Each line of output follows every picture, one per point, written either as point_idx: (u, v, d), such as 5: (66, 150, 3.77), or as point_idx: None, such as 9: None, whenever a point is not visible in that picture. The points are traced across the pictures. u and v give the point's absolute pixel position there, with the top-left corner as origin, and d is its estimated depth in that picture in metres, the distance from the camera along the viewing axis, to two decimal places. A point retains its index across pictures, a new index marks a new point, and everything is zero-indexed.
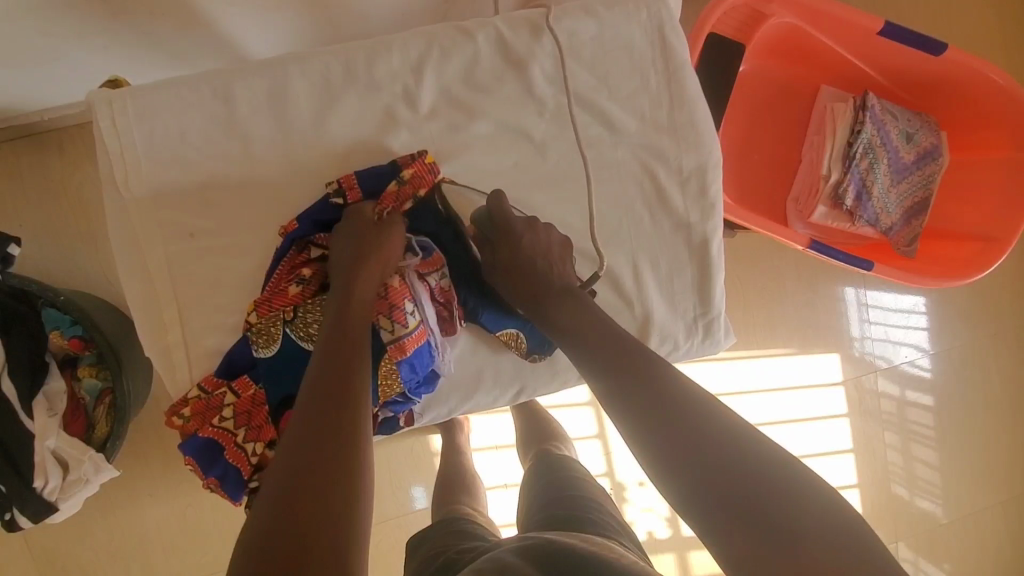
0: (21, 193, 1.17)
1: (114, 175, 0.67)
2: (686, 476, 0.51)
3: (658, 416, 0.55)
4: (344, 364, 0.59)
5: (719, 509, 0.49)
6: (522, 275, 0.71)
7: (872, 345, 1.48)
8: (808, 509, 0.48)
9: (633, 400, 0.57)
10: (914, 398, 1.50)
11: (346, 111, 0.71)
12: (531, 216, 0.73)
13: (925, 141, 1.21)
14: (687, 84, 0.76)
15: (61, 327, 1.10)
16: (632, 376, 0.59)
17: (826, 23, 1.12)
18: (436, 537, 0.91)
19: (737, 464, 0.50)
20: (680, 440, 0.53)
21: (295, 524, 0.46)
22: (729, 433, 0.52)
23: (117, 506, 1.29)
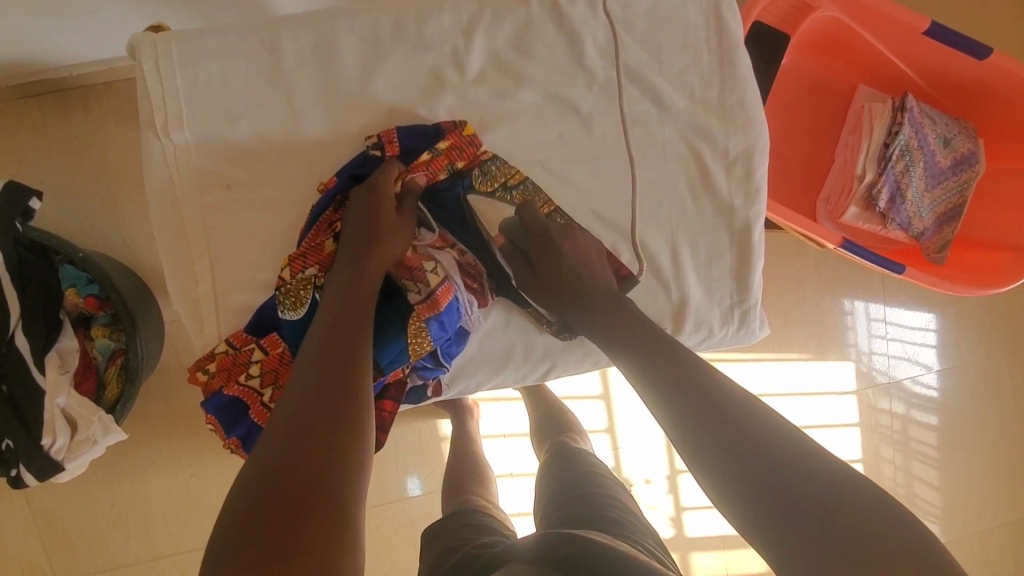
0: (43, 148, 1.15)
1: (154, 119, 0.65)
2: (719, 460, 0.52)
3: (692, 402, 0.56)
4: (355, 327, 0.59)
5: (751, 491, 0.49)
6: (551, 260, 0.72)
7: (877, 360, 1.46)
8: (849, 495, 0.47)
9: (669, 387, 0.58)
10: (918, 416, 1.48)
11: (393, 70, 0.69)
12: (568, 221, 0.74)
13: (962, 147, 1.19)
14: (739, 65, 0.75)
15: (78, 284, 1.09)
16: (668, 369, 0.60)
17: (871, 19, 1.10)
18: (452, 527, 0.89)
19: (783, 461, 0.50)
20: (722, 434, 0.53)
21: (291, 484, 0.47)
22: (764, 421, 0.53)
23: (119, 472, 1.27)
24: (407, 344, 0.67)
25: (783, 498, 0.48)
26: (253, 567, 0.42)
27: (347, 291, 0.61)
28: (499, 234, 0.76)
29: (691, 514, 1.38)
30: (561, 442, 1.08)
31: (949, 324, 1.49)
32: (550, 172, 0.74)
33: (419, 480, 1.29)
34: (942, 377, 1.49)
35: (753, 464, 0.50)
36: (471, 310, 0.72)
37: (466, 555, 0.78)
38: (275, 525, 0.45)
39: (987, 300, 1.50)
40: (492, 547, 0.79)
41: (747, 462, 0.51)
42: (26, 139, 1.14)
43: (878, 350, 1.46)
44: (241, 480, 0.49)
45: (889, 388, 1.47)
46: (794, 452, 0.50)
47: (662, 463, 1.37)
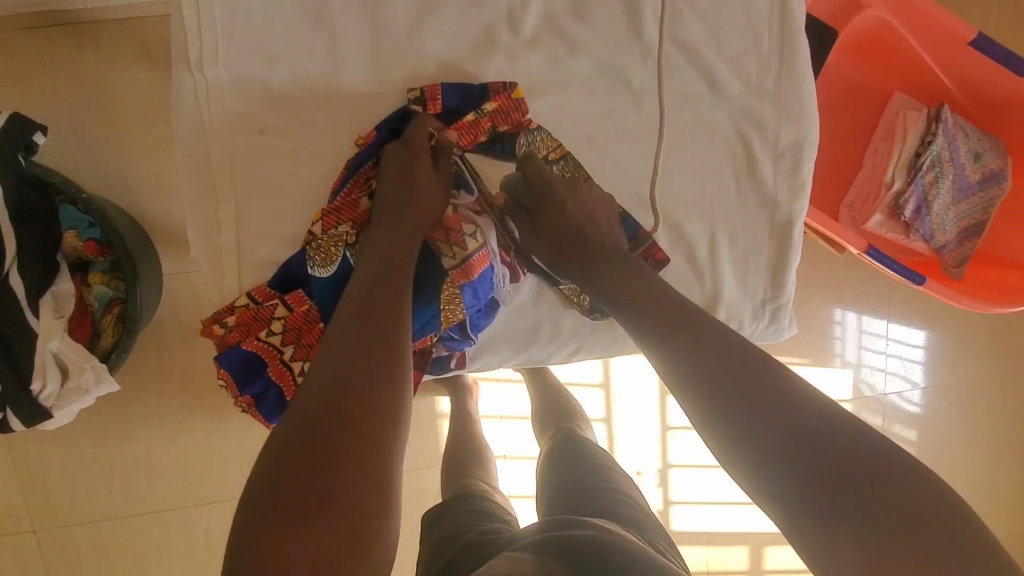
0: (49, 82, 1.09)
1: (188, 53, 0.61)
2: (764, 449, 0.48)
3: (728, 388, 0.51)
4: (393, 283, 0.56)
5: (779, 468, 0.47)
6: (565, 240, 0.66)
7: (873, 372, 1.47)
8: (884, 473, 0.44)
9: (690, 357, 0.55)
10: (905, 430, 1.50)
11: (445, 25, 0.66)
12: (571, 174, 0.69)
13: (992, 163, 1.18)
14: (799, 53, 0.72)
15: (78, 227, 1.04)
16: (686, 337, 0.56)
17: (919, 23, 1.08)
18: (455, 512, 0.86)
19: (813, 437, 0.47)
20: (747, 409, 0.50)
21: (323, 442, 0.46)
22: (805, 404, 0.49)
23: (107, 426, 1.24)
24: (438, 308, 0.65)
25: (825, 479, 0.45)
26: (288, 517, 0.43)
27: (391, 250, 0.59)
28: (499, 193, 0.71)
29: (678, 508, 1.38)
30: (566, 430, 1.04)
31: (951, 341, 1.49)
32: (595, 148, 0.72)
33: (412, 455, 1.27)
34: (937, 393, 1.50)
35: (804, 452, 0.47)
36: (504, 284, 0.70)
37: (468, 543, 0.75)
38: (308, 482, 0.44)
39: (992, 321, 1.51)
40: (495, 536, 0.75)
41: (785, 443, 0.48)
42: (32, 71, 1.08)
43: (877, 362, 1.47)
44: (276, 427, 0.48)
45: (882, 400, 1.48)
46: (848, 437, 0.47)
47: (656, 456, 1.36)
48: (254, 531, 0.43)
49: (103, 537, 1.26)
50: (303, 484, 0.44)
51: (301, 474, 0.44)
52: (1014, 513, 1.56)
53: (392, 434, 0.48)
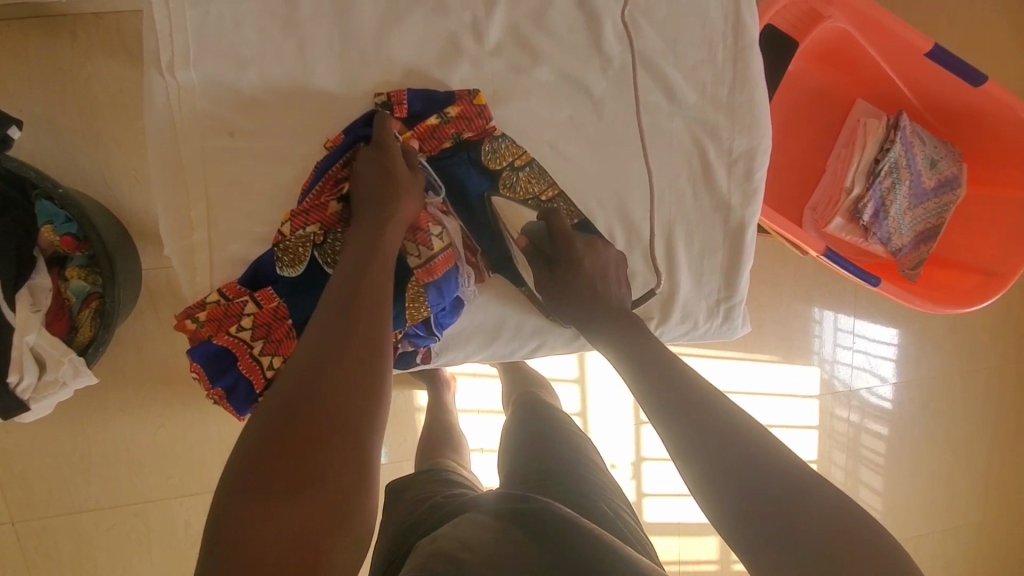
0: (24, 77, 1.10)
1: (159, 57, 0.63)
2: (709, 467, 0.53)
3: (682, 408, 0.57)
4: (372, 282, 0.58)
5: (743, 504, 0.50)
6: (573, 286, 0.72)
7: (840, 369, 1.52)
8: (838, 520, 0.47)
9: (672, 399, 0.59)
10: (870, 425, 1.55)
11: (411, 33, 0.69)
12: (593, 235, 0.74)
13: (947, 170, 1.23)
14: (752, 64, 0.76)
15: (55, 222, 1.06)
16: (666, 382, 0.61)
17: (878, 34, 1.11)
18: (420, 482, 0.89)
19: (779, 481, 0.50)
20: (719, 450, 0.53)
21: (298, 437, 0.48)
22: (755, 431, 0.54)
23: (85, 420, 1.25)
24: (403, 306, 0.69)
25: (784, 519, 0.48)
26: (261, 502, 0.45)
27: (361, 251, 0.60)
28: (521, 236, 0.76)
29: (651, 500, 1.43)
30: (529, 396, 1.06)
31: (913, 339, 1.55)
32: (557, 153, 0.75)
33: (390, 448, 1.30)
34: (900, 390, 1.56)
35: (767, 494, 0.50)
36: (469, 284, 0.74)
37: (433, 504, 0.78)
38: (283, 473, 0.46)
39: (952, 321, 1.56)
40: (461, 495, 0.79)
41: (750, 483, 0.51)
42: (6, 65, 1.09)
43: (842, 358, 1.52)
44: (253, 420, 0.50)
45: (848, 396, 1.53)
46: (808, 482, 0.50)
47: (630, 450, 1.40)
48: (231, 510, 0.45)
49: (82, 528, 1.28)
50: (274, 477, 0.46)
51: (273, 467, 0.46)
52: (971, 505, 1.63)
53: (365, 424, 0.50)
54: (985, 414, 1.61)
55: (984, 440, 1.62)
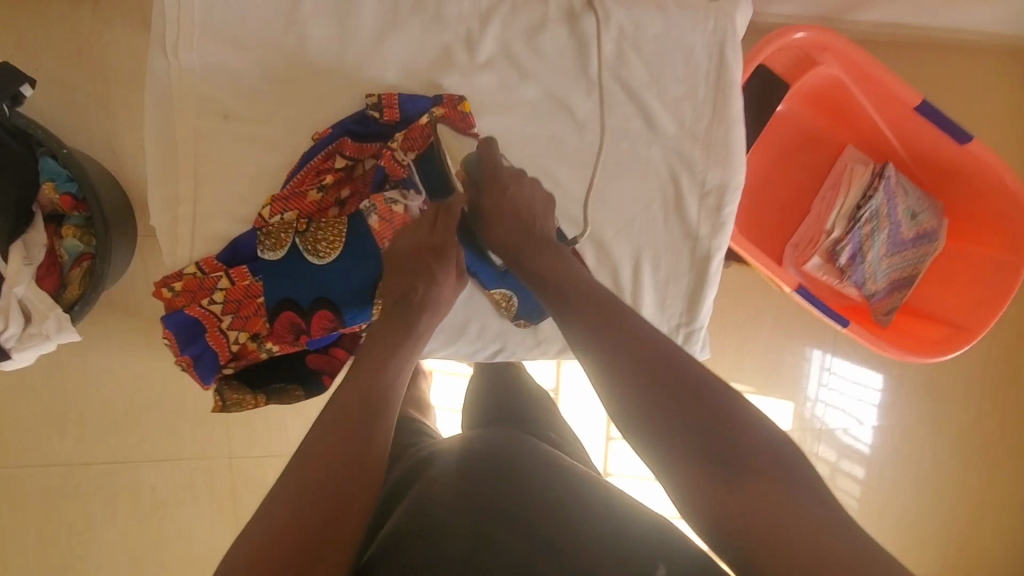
0: (41, 36, 1.13)
1: (163, 37, 0.66)
2: (694, 455, 0.51)
3: (663, 390, 0.54)
4: (392, 338, 0.64)
5: (727, 494, 0.49)
6: (501, 218, 0.70)
7: (823, 410, 1.55)
8: (816, 501, 0.49)
9: (649, 380, 0.55)
10: (846, 467, 1.58)
11: (406, 39, 0.72)
12: (519, 169, 0.73)
13: (926, 223, 1.26)
14: (731, 103, 0.79)
15: (56, 179, 1.08)
16: (640, 357, 0.56)
17: (869, 85, 1.15)
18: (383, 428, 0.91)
19: (760, 468, 0.50)
20: (705, 437, 0.51)
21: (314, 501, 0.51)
22: (737, 414, 0.52)
23: (65, 375, 1.28)
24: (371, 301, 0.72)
25: (768, 511, 0.48)
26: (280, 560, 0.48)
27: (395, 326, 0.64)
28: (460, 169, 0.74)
29: None
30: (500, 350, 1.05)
31: (886, 385, 1.58)
32: (535, 167, 0.78)
33: None
34: (872, 434, 1.59)
35: (752, 484, 0.49)
36: None
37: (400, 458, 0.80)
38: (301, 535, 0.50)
39: (928, 369, 1.59)
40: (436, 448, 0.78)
41: (734, 474, 0.50)
42: (26, 24, 1.12)
43: (822, 400, 1.55)
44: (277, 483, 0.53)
45: (823, 437, 1.56)
46: (788, 468, 0.50)
47: (599, 463, 1.43)
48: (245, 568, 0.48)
49: (51, 480, 1.31)
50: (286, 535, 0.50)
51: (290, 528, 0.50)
52: (932, 555, 1.65)
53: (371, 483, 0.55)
54: (955, 462, 1.63)
55: (952, 489, 1.64)
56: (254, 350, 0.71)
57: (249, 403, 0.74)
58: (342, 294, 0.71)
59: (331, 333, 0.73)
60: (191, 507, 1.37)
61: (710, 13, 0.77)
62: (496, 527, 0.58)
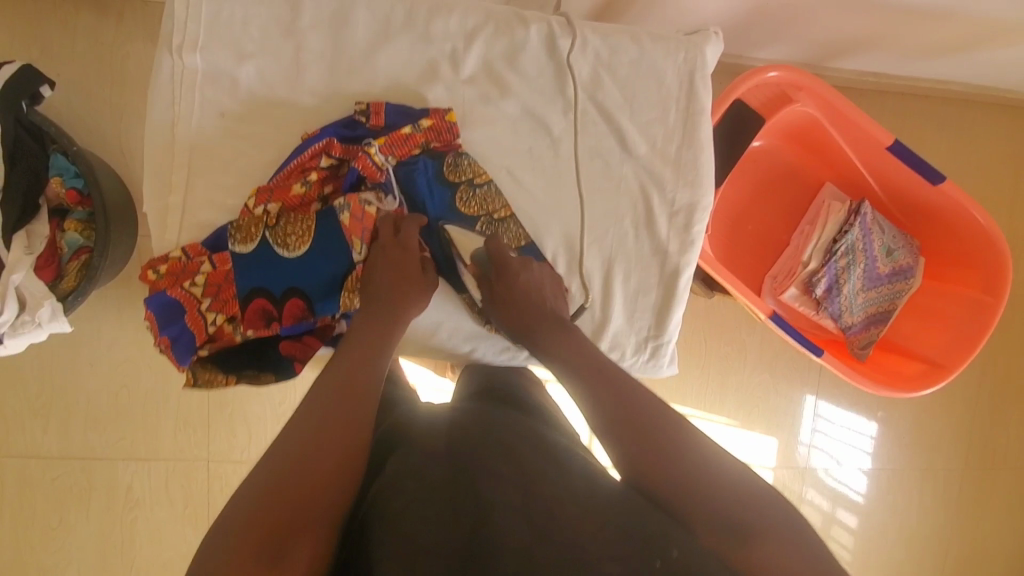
0: (66, 44, 1.21)
1: (169, 39, 0.72)
2: (689, 497, 0.59)
3: (659, 439, 0.62)
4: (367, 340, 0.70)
5: (723, 530, 0.57)
6: (520, 310, 0.76)
7: (815, 455, 1.55)
8: (800, 535, 0.57)
9: (645, 432, 0.62)
10: (841, 516, 1.57)
11: (396, 53, 0.77)
12: (526, 256, 0.79)
13: (902, 260, 1.30)
14: (700, 129, 0.84)
15: (64, 175, 1.14)
16: (641, 409, 0.64)
17: (844, 124, 1.20)
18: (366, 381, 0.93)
19: (750, 509, 0.57)
20: (697, 482, 0.59)
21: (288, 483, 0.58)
22: (726, 465, 0.61)
23: (54, 367, 1.31)
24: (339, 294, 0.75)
25: (756, 545, 0.55)
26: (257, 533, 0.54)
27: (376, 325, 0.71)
28: (470, 264, 0.80)
29: None
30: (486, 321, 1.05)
31: (871, 426, 1.58)
32: (511, 178, 0.82)
33: None
34: (859, 479, 1.58)
35: (744, 520, 0.57)
36: None
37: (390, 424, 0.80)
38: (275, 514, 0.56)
39: (913, 412, 1.59)
40: (417, 420, 0.77)
41: (727, 513, 0.57)
42: (52, 31, 1.20)
43: (813, 446, 1.55)
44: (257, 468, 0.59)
45: (812, 481, 1.55)
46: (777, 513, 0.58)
47: None
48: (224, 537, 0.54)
49: (29, 473, 1.32)
50: (263, 510, 0.56)
51: (265, 505, 0.56)
52: None
53: (337, 471, 0.60)
54: (942, 510, 1.62)
55: (941, 539, 1.62)
56: (229, 332, 0.74)
57: (220, 382, 0.76)
58: (314, 285, 0.75)
59: (302, 322, 0.76)
60: (164, 508, 1.37)
61: (681, 45, 0.83)
62: (498, 510, 0.56)
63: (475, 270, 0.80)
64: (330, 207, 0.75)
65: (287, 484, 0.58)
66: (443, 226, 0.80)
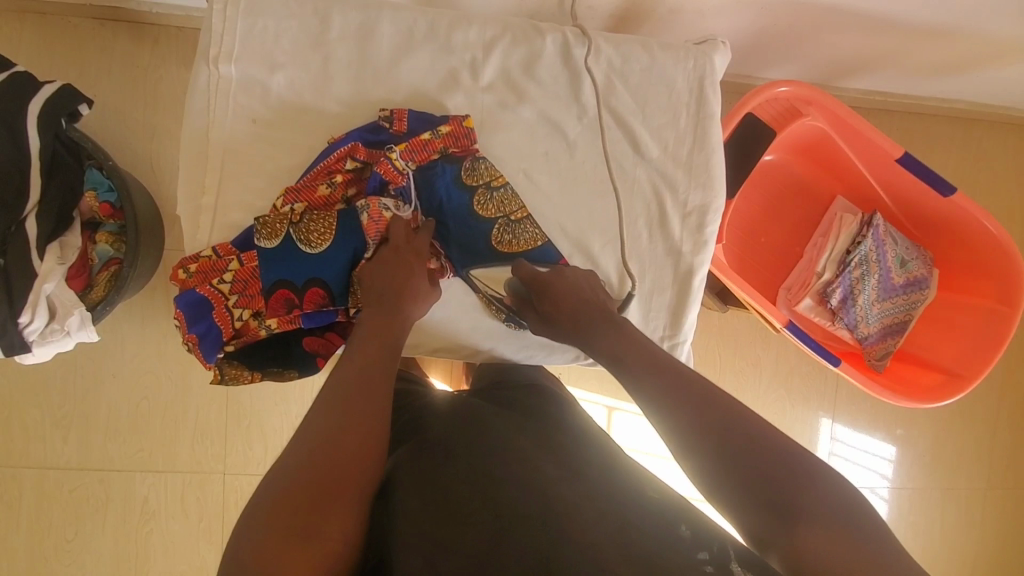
0: (104, 68, 1.28)
1: (206, 50, 0.76)
2: (736, 480, 0.58)
3: (717, 426, 0.61)
4: (384, 328, 0.71)
5: (768, 512, 0.56)
6: (572, 313, 0.77)
7: None
8: (860, 517, 0.55)
9: (699, 417, 0.62)
10: None
11: (418, 63, 0.82)
12: (556, 265, 0.82)
13: (917, 270, 1.30)
14: (711, 133, 0.87)
15: (98, 189, 1.19)
16: (703, 395, 0.64)
17: (852, 137, 1.22)
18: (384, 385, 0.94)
19: (804, 492, 0.56)
20: (752, 466, 0.58)
21: (311, 475, 0.59)
22: (785, 448, 0.59)
23: (77, 378, 1.33)
24: (348, 292, 0.78)
25: (807, 527, 0.54)
26: (286, 525, 0.56)
27: (380, 323, 0.71)
28: (508, 295, 0.85)
29: None
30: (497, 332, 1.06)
31: (890, 445, 1.55)
32: (527, 180, 0.85)
33: None
34: (880, 502, 1.54)
35: (798, 503, 0.55)
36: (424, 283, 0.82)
37: (410, 420, 0.82)
38: (302, 510, 0.57)
39: (933, 431, 1.56)
40: (441, 417, 0.80)
41: (778, 497, 0.56)
42: (92, 55, 1.27)
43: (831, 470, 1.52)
44: (282, 460, 0.61)
45: None
46: (837, 494, 0.56)
47: None
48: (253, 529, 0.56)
49: (47, 484, 1.33)
50: (291, 503, 0.58)
51: (293, 498, 0.58)
52: None
53: (354, 462, 0.62)
54: (966, 534, 1.57)
55: (966, 564, 1.58)
56: (254, 328, 0.76)
57: (246, 378, 0.80)
58: (336, 275, 0.77)
59: (324, 312, 0.78)
60: (178, 521, 1.37)
61: (691, 53, 0.86)
62: (517, 524, 0.59)
63: (514, 298, 0.84)
64: (352, 206, 0.78)
65: (313, 478, 0.59)
66: (471, 272, 0.83)
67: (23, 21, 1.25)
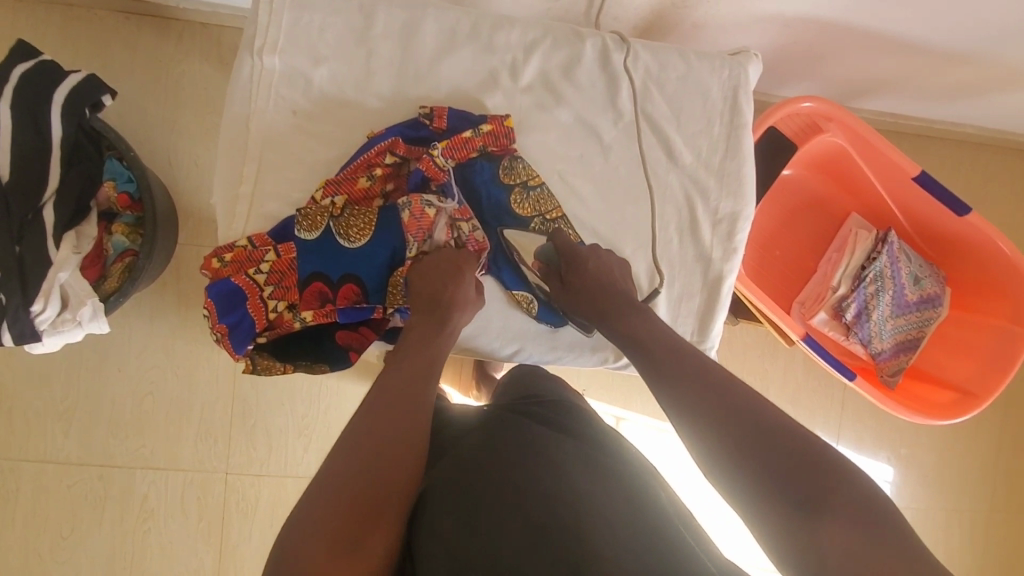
0: (129, 61, 1.27)
1: (251, 40, 0.77)
2: (758, 487, 0.57)
3: (748, 435, 0.59)
4: (425, 337, 0.73)
5: (789, 518, 0.55)
6: (600, 294, 0.79)
7: None
8: (887, 522, 0.53)
9: (728, 425, 0.61)
10: None
11: (459, 62, 0.82)
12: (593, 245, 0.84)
13: (931, 288, 1.31)
14: (743, 142, 0.88)
15: (117, 179, 1.17)
16: (731, 401, 0.62)
17: (871, 154, 1.24)
18: None
19: (830, 496, 0.54)
20: (779, 470, 0.56)
21: (357, 477, 0.59)
22: (815, 452, 0.57)
23: (82, 370, 1.31)
24: (385, 289, 0.79)
25: (832, 533, 0.52)
26: (337, 526, 0.56)
27: (427, 334, 0.73)
28: (534, 261, 0.86)
29: None
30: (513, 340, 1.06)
31: (895, 463, 1.55)
32: (562, 182, 0.86)
33: None
34: None
35: (825, 508, 0.54)
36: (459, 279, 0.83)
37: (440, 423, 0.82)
38: (351, 516, 0.57)
39: (937, 450, 1.57)
40: (471, 423, 0.80)
41: (804, 502, 0.54)
42: (117, 47, 1.27)
43: None
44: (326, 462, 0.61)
45: None
46: (868, 499, 0.54)
47: None
48: (298, 538, 0.55)
49: (45, 479, 1.30)
50: (337, 511, 0.57)
51: (342, 501, 0.58)
52: None
53: (400, 467, 0.62)
54: (968, 554, 1.57)
55: None
56: (289, 320, 0.75)
57: (278, 370, 0.79)
58: (371, 274, 0.78)
59: (360, 308, 0.78)
60: (178, 521, 1.34)
61: (726, 63, 0.88)
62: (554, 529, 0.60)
63: (542, 265, 0.85)
64: (391, 202, 0.80)
65: (360, 483, 0.59)
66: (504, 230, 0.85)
67: (50, 11, 1.25)
